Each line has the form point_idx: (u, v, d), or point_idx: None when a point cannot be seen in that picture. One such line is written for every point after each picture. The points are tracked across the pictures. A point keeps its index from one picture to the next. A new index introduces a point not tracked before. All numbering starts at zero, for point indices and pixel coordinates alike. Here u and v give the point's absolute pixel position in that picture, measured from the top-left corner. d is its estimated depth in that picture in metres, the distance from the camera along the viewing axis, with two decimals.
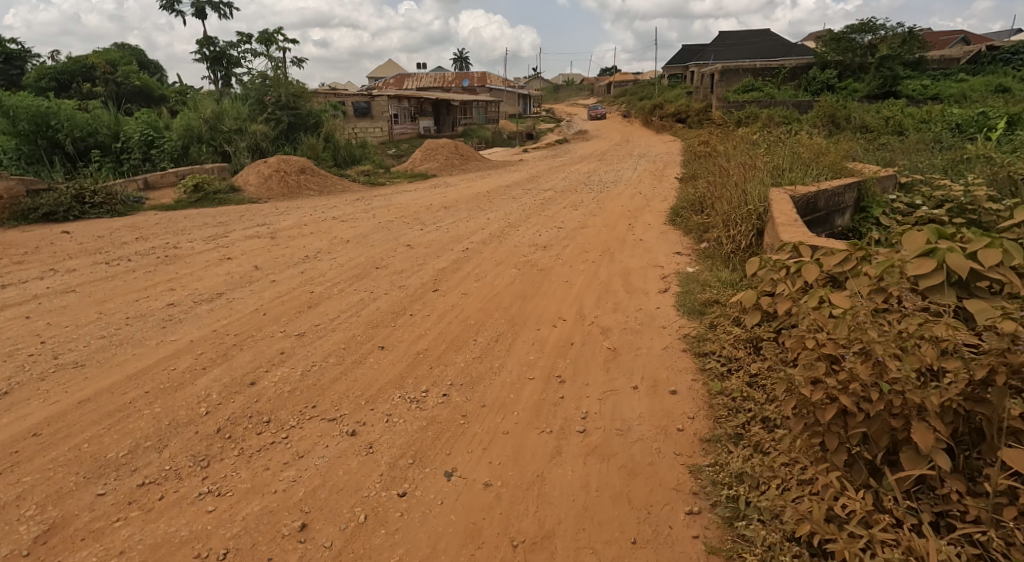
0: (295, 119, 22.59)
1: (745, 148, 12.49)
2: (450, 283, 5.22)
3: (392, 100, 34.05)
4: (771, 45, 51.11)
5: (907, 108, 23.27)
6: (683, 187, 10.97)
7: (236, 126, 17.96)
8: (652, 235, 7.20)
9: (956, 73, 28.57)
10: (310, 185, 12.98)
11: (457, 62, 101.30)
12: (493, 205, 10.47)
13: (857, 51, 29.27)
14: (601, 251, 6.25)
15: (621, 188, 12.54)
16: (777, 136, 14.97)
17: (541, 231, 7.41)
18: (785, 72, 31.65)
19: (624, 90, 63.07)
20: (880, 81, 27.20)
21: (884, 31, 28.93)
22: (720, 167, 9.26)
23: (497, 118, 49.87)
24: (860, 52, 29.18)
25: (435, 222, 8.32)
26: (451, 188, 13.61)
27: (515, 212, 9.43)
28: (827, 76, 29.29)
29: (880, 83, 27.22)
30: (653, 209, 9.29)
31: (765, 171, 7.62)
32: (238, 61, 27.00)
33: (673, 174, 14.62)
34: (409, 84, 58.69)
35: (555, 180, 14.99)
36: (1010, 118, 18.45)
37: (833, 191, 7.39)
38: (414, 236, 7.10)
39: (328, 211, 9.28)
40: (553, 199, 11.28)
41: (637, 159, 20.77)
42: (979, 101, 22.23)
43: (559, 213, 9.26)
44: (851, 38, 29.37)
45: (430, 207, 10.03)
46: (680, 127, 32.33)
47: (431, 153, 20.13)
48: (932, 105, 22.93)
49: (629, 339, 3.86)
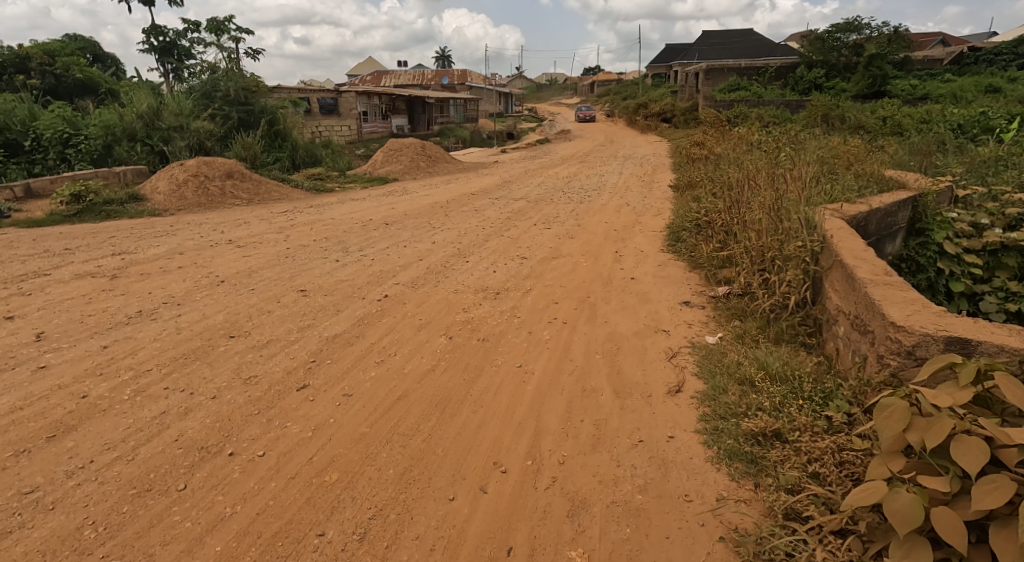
0: (246, 115, 20.43)
1: (747, 151, 10.76)
2: (339, 366, 3.33)
3: (360, 97, 31.86)
4: (751, 45, 49.73)
5: (902, 107, 21.80)
6: (681, 198, 9.16)
7: (178, 122, 15.77)
8: (646, 270, 5.40)
9: (943, 74, 27.36)
10: (238, 194, 10.95)
11: (440, 61, 99.31)
12: (450, 220, 8.56)
13: (842, 50, 27.76)
14: (578, 303, 4.41)
15: (604, 197, 10.70)
16: (778, 137, 13.25)
17: (501, 264, 5.56)
18: (771, 72, 30.15)
19: (606, 88, 61.24)
20: (868, 81, 25.76)
21: (870, 31, 27.60)
22: (728, 177, 7.51)
23: (475, 117, 47.79)
24: (846, 51, 27.63)
25: (364, 248, 6.39)
26: (406, 197, 11.67)
27: (473, 231, 7.54)
28: (814, 75, 27.69)
29: (868, 83, 25.77)
30: (645, 228, 7.46)
31: (795, 182, 5.83)
32: (188, 51, 24.53)
33: (663, 180, 12.81)
34: (386, 81, 56.22)
35: (528, 187, 13.04)
36: (1013, 119, 16.99)
37: (885, 211, 5.65)
38: (324, 273, 5.19)
39: (234, 229, 7.28)
40: (523, 211, 9.40)
41: (622, 161, 19.00)
42: (976, 101, 20.74)
43: (528, 232, 7.38)
44: (836, 37, 27.91)
45: (369, 224, 8.09)
46: (665, 128, 30.63)
47: (394, 154, 18.14)
48: (927, 105, 21.51)
49: (621, 536, 2.10)
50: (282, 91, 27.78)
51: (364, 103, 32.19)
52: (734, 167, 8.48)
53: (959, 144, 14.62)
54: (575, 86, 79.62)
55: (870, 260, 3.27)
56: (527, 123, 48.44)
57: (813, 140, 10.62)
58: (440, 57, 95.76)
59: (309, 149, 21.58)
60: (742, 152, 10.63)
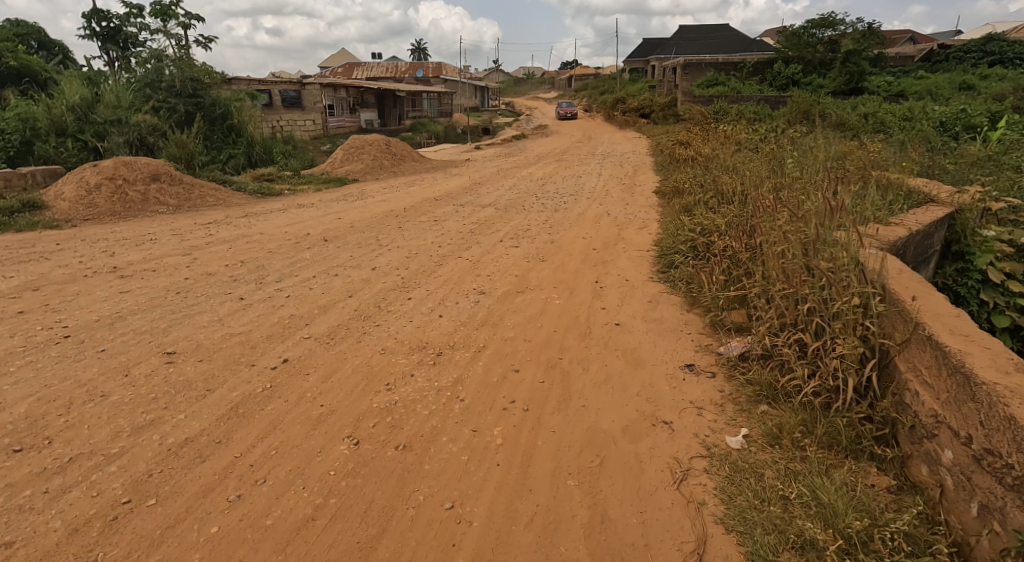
0: (195, 108, 18.93)
1: (736, 153, 9.75)
2: (168, 510, 2.16)
3: (326, 89, 30.35)
4: (725, 41, 49.16)
5: (882, 104, 21.10)
6: (668, 209, 8.09)
7: (116, 116, 14.23)
8: (632, 313, 4.29)
9: (918, 71, 26.87)
10: (164, 200, 9.62)
11: (417, 54, 97.78)
12: (401, 235, 7.37)
13: (817, 47, 27.12)
14: (547, 373, 3.28)
15: (580, 204, 9.59)
16: (766, 137, 12.25)
17: (451, 304, 4.41)
18: (749, 67, 29.38)
19: (583, 83, 60.22)
20: (846, 77, 24.93)
21: (845, 27, 26.98)
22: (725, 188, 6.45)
23: (449, 112, 46.36)
24: (821, 48, 26.99)
25: (285, 278, 5.19)
26: (359, 202, 10.45)
27: (425, 251, 6.36)
28: (791, 70, 26.95)
29: (846, 79, 24.93)
30: (629, 247, 6.36)
31: (812, 196, 4.77)
32: (134, 38, 22.81)
33: (644, 183, 11.75)
34: (358, 74, 54.41)
35: (498, 190, 11.88)
36: (993, 118, 16.40)
37: (922, 233, 4.61)
38: (215, 322, 3.98)
39: (133, 250, 6.02)
40: (488, 223, 8.22)
41: (601, 160, 17.94)
42: (954, 99, 20.15)
43: (492, 253, 6.22)
44: (812, 34, 27.24)
45: (305, 240, 6.87)
46: (643, 124, 29.68)
47: (354, 152, 16.85)
48: (907, 102, 20.84)
49: None
50: (239, 84, 26.16)
51: (330, 96, 30.64)
52: (729, 175, 7.43)
53: (947, 143, 13.84)
54: (553, 81, 78.41)
55: (980, 344, 2.19)
56: (503, 119, 47.23)
57: (808, 141, 9.62)
58: (415, 50, 93.92)
59: (267, 146, 20.11)
60: (732, 156, 9.61)
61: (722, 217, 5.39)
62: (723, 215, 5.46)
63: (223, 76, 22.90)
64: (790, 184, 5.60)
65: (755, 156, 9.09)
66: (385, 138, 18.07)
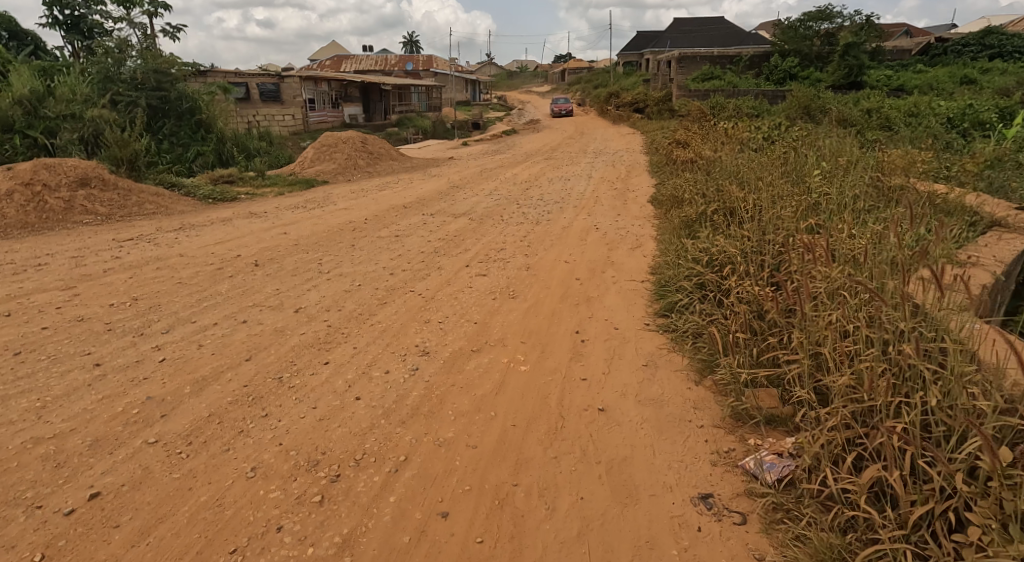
0: (159, 102, 17.69)
1: (738, 158, 8.74)
2: None
3: (306, 82, 29.20)
4: (718, 34, 48.05)
5: (885, 99, 20.10)
6: (666, 224, 7.03)
7: (69, 110, 12.72)
8: (619, 390, 3.22)
9: (917, 65, 25.93)
10: (93, 208, 8.48)
11: (410, 46, 96.43)
12: (352, 256, 6.29)
13: (813, 39, 26.07)
14: (492, 519, 2.19)
15: (565, 215, 8.54)
16: (771, 138, 11.21)
17: (378, 373, 3.32)
18: (744, 60, 28.31)
19: (576, 77, 58.96)
20: (845, 71, 23.82)
21: (842, 19, 25.97)
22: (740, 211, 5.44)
23: (439, 106, 45.08)
24: (818, 40, 26.04)
25: (180, 324, 4.07)
26: (320, 211, 9.36)
27: (374, 280, 5.29)
28: (788, 64, 25.85)
29: (845, 73, 23.84)
30: (621, 279, 5.30)
31: (854, 230, 3.74)
32: (98, 25, 21.38)
33: (636, 190, 10.70)
34: (345, 66, 52.83)
35: (475, 196, 10.78)
36: (1003, 112, 15.42)
37: (1006, 273, 3.58)
38: (36, 409, 2.83)
39: (5, 282, 4.88)
40: (458, 241, 7.14)
41: (592, 159, 16.86)
42: (958, 93, 19.21)
43: (452, 284, 5.13)
44: (808, 26, 26.22)
45: (230, 264, 5.73)
46: (637, 118, 28.59)
47: (327, 152, 15.84)
48: (909, 97, 19.86)
49: None
50: (213, 78, 24.90)
51: (309, 90, 29.57)
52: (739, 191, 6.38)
53: (959, 142, 12.84)
54: (546, 74, 77.07)
55: None
56: (494, 113, 46.03)
57: (819, 143, 8.59)
58: (408, 44, 92.67)
59: (237, 140, 19.02)
60: (735, 162, 8.58)
61: (741, 248, 4.33)
62: (738, 245, 4.42)
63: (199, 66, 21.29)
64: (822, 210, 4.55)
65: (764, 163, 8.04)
66: (360, 135, 17.21)
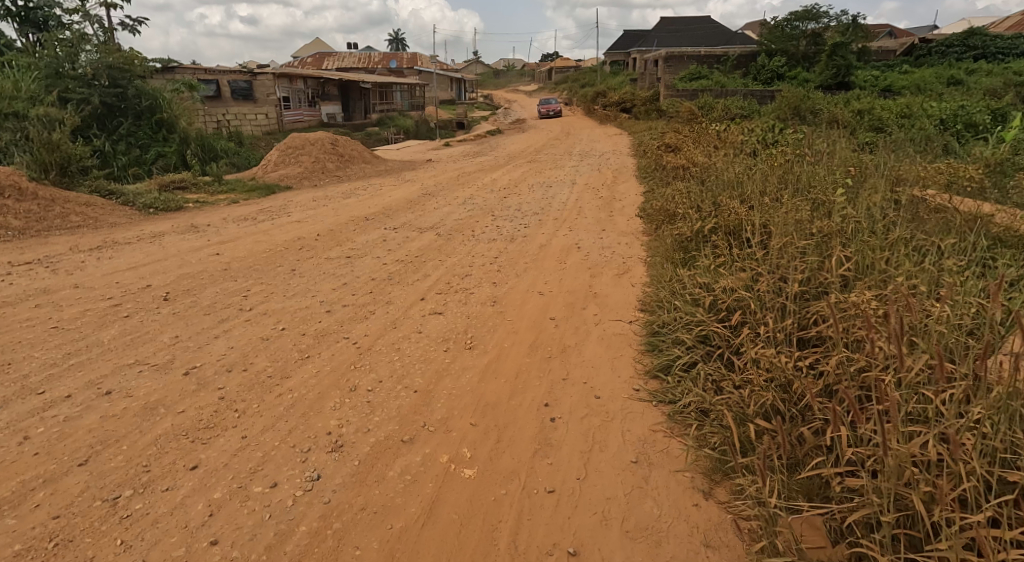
0: (115, 101, 16.53)
1: (734, 167, 7.90)
2: None
3: (280, 80, 28.16)
4: (703, 34, 47.46)
5: (875, 99, 19.42)
6: (657, 246, 6.17)
7: (11, 109, 11.56)
8: (601, 517, 2.32)
9: (903, 66, 25.37)
10: (5, 221, 7.45)
11: (396, 45, 95.32)
12: (286, 285, 5.34)
13: (800, 40, 25.38)
14: None
15: (540, 230, 7.66)
16: (765, 144, 10.42)
17: (261, 491, 2.35)
18: (731, 60, 27.59)
19: (563, 76, 58.07)
20: (832, 70, 23.10)
21: (828, 19, 25.35)
22: (750, 242, 4.58)
23: (422, 106, 44.08)
24: (804, 40, 25.39)
25: (22, 397, 3.08)
26: (269, 224, 8.42)
27: (301, 324, 4.32)
28: (775, 64, 25.09)
29: (832, 73, 23.10)
30: (603, 318, 4.41)
31: (906, 288, 2.88)
32: (53, 17, 20.06)
33: (620, 200, 9.85)
34: (328, 64, 51.61)
35: (447, 206, 9.87)
36: (996, 113, 14.80)
37: None
38: None
39: None
40: (417, 265, 6.22)
41: (577, 162, 16.00)
42: (948, 94, 18.57)
43: (397, 329, 4.20)
44: (793, 26, 25.59)
45: (133, 299, 4.78)
46: (624, 118, 27.81)
47: (292, 154, 14.91)
48: (899, 97, 19.19)
49: None
50: (180, 75, 23.83)
51: (283, 88, 28.47)
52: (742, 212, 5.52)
53: (958, 146, 12.09)
54: (533, 73, 76.14)
55: None
56: (481, 112, 45.11)
57: (820, 148, 7.76)
58: (394, 42, 91.52)
59: (201, 141, 17.91)
60: (732, 171, 7.73)
61: (757, 297, 3.48)
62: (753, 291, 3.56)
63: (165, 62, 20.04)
64: (854, 244, 3.69)
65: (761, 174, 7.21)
66: (330, 137, 16.24)
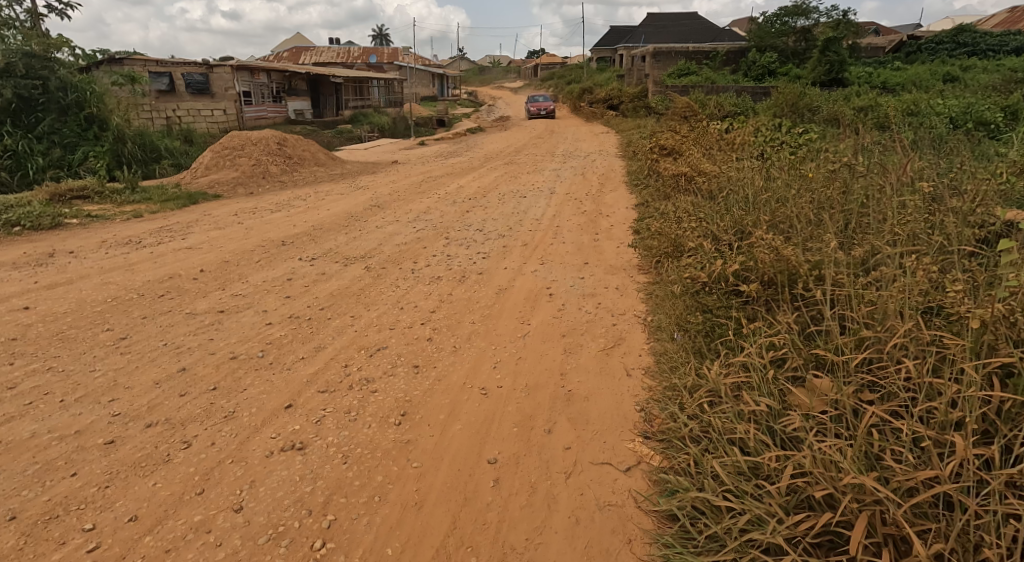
0: (27, 93, 13.55)
1: (750, 185, 6.13)
2: None
3: (240, 72, 26.03)
4: (687, 32, 45.87)
5: (877, 96, 17.73)
6: (665, 303, 4.39)
7: None
8: None
9: (898, 62, 23.74)
10: None
11: (380, 40, 93.03)
12: (85, 373, 3.44)
13: (790, 36, 23.73)
14: None
15: (497, 265, 5.83)
16: (776, 148, 8.69)
17: None
18: (720, 55, 25.80)
19: (549, 73, 56.12)
20: (824, 66, 21.12)
21: (819, 15, 23.73)
22: (829, 333, 2.75)
23: (399, 103, 41.98)
24: (793, 37, 23.74)
25: None
26: (150, 250, 6.51)
27: (30, 483, 2.42)
28: (767, 59, 23.30)
29: (825, 69, 21.13)
30: (580, 460, 2.61)
31: None
32: None
33: (602, 216, 8.07)
34: (304, 60, 49.39)
35: (390, 224, 8.02)
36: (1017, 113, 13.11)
37: None
38: None
39: None
40: (316, 324, 4.36)
41: (557, 165, 14.22)
42: (954, 90, 16.93)
43: (197, 501, 2.34)
44: (783, 22, 23.97)
45: None
46: (610, 116, 26.04)
47: (229, 156, 12.97)
48: (902, 94, 17.51)
49: None
50: (127, 67, 21.96)
51: (243, 81, 26.32)
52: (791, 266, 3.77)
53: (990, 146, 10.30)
54: (519, 70, 74.19)
55: None
56: (463, 110, 43.07)
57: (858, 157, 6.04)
58: (377, 37, 89.50)
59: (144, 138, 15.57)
60: (753, 192, 5.98)
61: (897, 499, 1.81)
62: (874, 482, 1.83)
63: (107, 51, 17.81)
64: None
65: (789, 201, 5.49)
66: (277, 135, 14.30)
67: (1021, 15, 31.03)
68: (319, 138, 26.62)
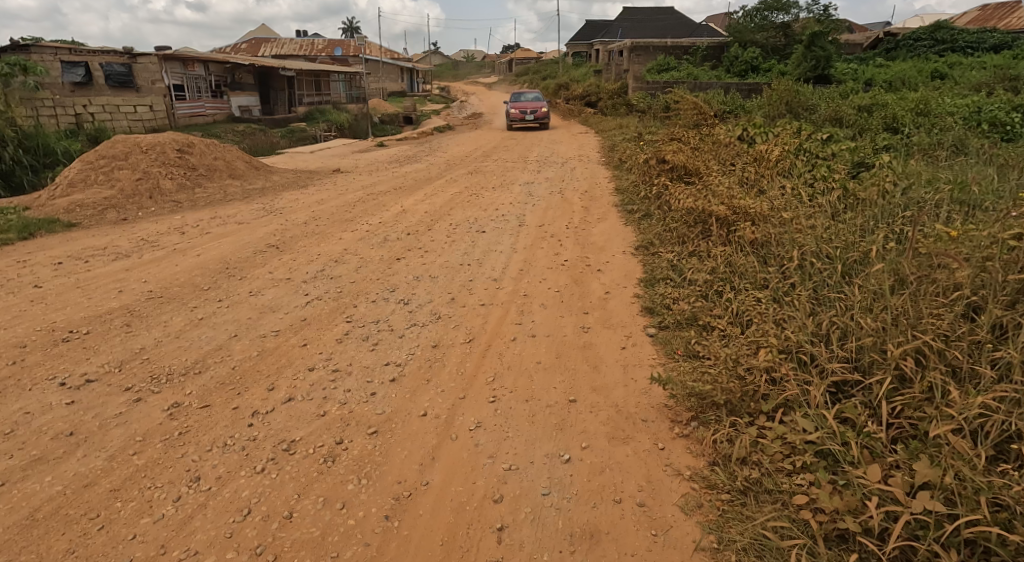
0: None
1: (849, 258, 3.63)
2: None
3: (172, 64, 22.83)
4: (662, 28, 43.43)
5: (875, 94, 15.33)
6: None
7: None
8: None
9: (877, 60, 21.46)
10: None
11: (352, 34, 89.01)
12: None
13: (770, 30, 21.15)
14: None
15: (403, 406, 3.20)
16: (825, 162, 6.17)
17: None
18: (700, 51, 23.14)
19: (523, 69, 53.21)
20: (809, 62, 18.53)
21: (799, 10, 21.37)
22: None
23: (360, 98, 38.74)
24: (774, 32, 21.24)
25: None
26: None
27: None
28: (749, 54, 20.76)
29: (810, 65, 18.53)
30: None
31: None
32: None
33: (584, 270, 5.52)
34: (263, 51, 45.71)
35: (272, 287, 5.32)
36: None
37: None
38: None
39: None
40: None
41: (527, 176, 11.56)
42: (964, 83, 14.60)
43: None
44: (763, 16, 21.45)
45: None
46: (588, 115, 23.38)
47: (109, 168, 10.07)
48: (902, 90, 15.09)
49: None
50: (32, 56, 18.73)
51: (175, 73, 22.99)
52: None
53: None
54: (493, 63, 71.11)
55: None
56: (431, 105, 40.01)
57: None
58: (347, 29, 85.37)
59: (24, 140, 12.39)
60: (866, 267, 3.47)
61: None
62: None
63: None
64: None
65: (976, 310, 2.88)
66: (178, 138, 11.31)
67: (991, 9, 28.76)
68: (263, 139, 23.57)
